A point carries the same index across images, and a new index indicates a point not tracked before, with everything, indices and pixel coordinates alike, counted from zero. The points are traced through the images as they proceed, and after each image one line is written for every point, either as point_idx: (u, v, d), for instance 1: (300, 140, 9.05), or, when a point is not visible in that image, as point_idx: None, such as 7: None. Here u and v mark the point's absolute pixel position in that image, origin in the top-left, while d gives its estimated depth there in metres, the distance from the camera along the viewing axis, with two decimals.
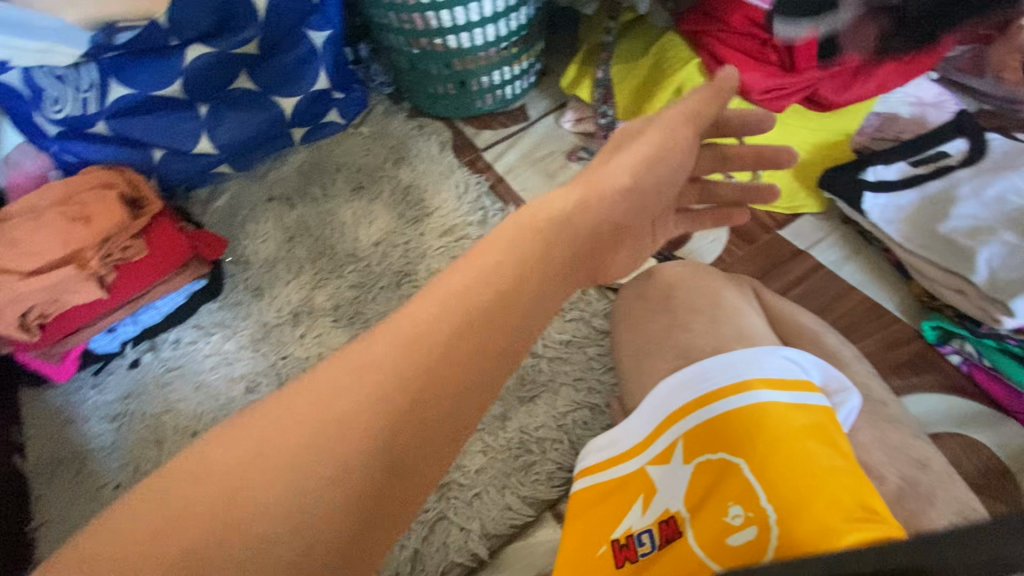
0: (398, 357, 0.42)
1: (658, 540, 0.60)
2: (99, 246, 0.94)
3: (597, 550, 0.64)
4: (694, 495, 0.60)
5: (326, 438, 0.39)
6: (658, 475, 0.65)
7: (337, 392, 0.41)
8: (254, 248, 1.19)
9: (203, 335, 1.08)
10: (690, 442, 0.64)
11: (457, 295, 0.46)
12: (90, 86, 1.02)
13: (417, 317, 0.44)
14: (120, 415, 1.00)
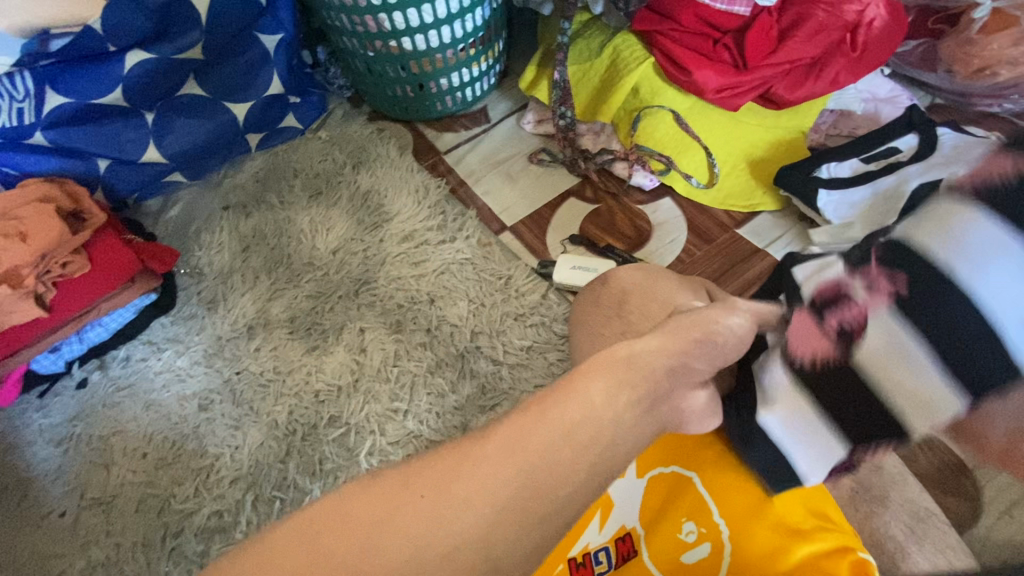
0: (516, 479, 0.39)
1: (614, 558, 0.62)
2: (36, 263, 0.89)
3: (553, 572, 0.62)
4: (648, 510, 0.63)
5: (435, 536, 0.37)
6: (612, 487, 0.64)
7: (459, 488, 0.38)
8: (208, 259, 1.15)
9: (154, 351, 1.04)
10: (645, 457, 0.62)
11: (588, 431, 0.41)
12: (25, 94, 0.97)
13: (558, 440, 0.40)
14: (67, 439, 0.96)
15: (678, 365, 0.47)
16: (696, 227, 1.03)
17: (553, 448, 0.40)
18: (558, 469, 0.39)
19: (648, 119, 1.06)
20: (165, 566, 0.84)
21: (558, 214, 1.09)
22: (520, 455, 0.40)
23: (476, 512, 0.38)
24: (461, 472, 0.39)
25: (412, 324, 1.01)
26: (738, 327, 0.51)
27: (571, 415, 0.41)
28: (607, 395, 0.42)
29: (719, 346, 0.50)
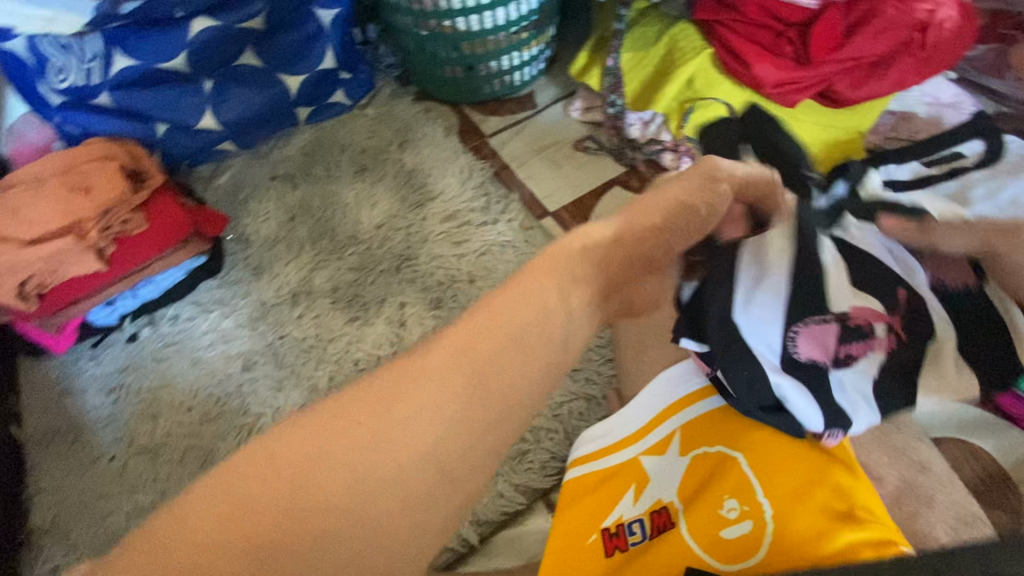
0: (461, 382, 0.42)
1: (648, 529, 0.60)
2: (99, 218, 0.93)
3: (586, 539, 0.63)
4: (689, 487, 0.61)
5: (386, 449, 0.40)
6: (651, 465, 0.66)
7: (400, 409, 0.41)
8: (255, 227, 1.18)
9: (202, 311, 1.08)
10: (687, 434, 0.65)
11: (524, 334, 0.44)
12: (93, 56, 1.01)
13: (497, 337, 0.44)
14: (118, 388, 1.00)
15: (637, 251, 0.49)
16: None
17: (491, 350, 0.43)
18: (496, 367, 0.43)
19: (701, 111, 1.04)
20: None
21: (600, 204, 1.11)
22: (461, 362, 0.43)
23: (422, 418, 0.41)
24: (392, 393, 0.42)
25: (451, 301, 1.02)
26: (720, 198, 0.53)
27: (502, 325, 0.44)
28: (559, 294, 0.46)
29: (689, 229, 0.51)
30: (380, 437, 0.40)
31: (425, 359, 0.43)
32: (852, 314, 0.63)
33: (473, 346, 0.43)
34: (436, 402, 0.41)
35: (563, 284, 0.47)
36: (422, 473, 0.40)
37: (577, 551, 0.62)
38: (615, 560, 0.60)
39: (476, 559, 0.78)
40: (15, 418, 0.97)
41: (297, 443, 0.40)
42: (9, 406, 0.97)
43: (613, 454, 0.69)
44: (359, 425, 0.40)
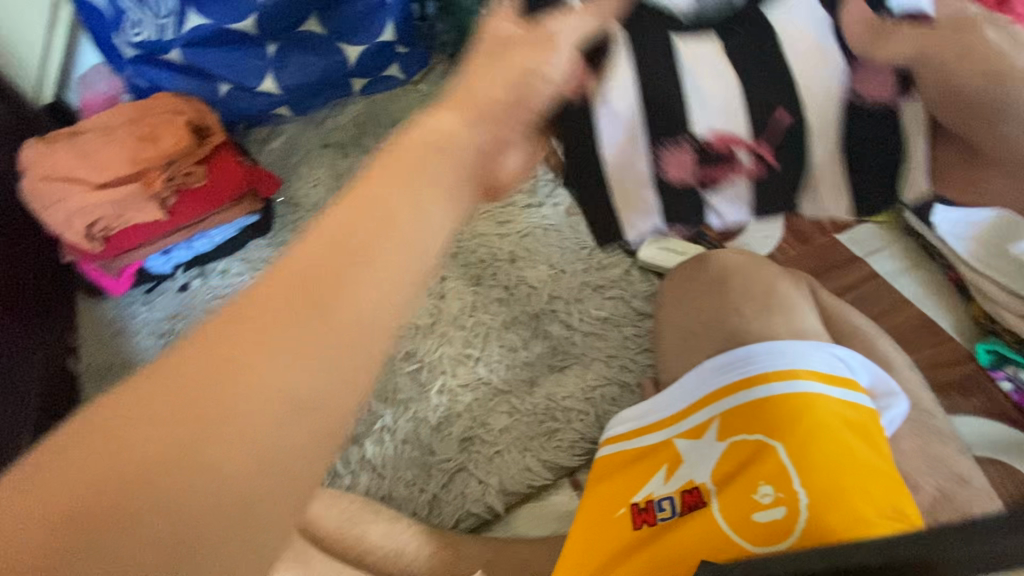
0: (283, 308, 0.31)
1: (678, 507, 0.62)
2: (163, 168, 0.97)
3: (614, 512, 0.65)
4: (723, 471, 0.62)
5: (213, 420, 0.28)
6: (685, 448, 0.67)
7: (225, 360, 0.29)
8: (306, 192, 1.22)
9: (251, 269, 1.11)
10: (724, 421, 0.66)
11: (383, 235, 0.33)
12: (168, 13, 1.03)
13: (333, 254, 0.32)
14: (169, 333, 1.05)
15: (487, 131, 0.39)
16: None
17: (339, 261, 0.32)
18: (346, 280, 0.31)
19: None
20: None
21: None
22: (303, 291, 0.31)
23: (275, 368, 0.30)
24: (203, 359, 0.30)
25: (490, 279, 0.99)
26: (560, 73, 0.45)
27: (350, 233, 0.32)
28: (410, 188, 0.34)
29: (536, 96, 0.43)
30: (215, 416, 0.28)
31: (247, 306, 0.31)
32: (712, 138, 0.61)
33: (317, 266, 0.31)
34: (285, 346, 0.30)
35: (407, 172, 0.35)
36: (271, 416, 0.29)
37: (606, 522, 0.64)
38: (643, 532, 0.62)
39: (499, 527, 0.81)
40: (71, 350, 1.03)
41: (87, 453, 0.28)
42: (66, 340, 1.03)
43: (647, 435, 0.72)
44: (171, 404, 0.29)
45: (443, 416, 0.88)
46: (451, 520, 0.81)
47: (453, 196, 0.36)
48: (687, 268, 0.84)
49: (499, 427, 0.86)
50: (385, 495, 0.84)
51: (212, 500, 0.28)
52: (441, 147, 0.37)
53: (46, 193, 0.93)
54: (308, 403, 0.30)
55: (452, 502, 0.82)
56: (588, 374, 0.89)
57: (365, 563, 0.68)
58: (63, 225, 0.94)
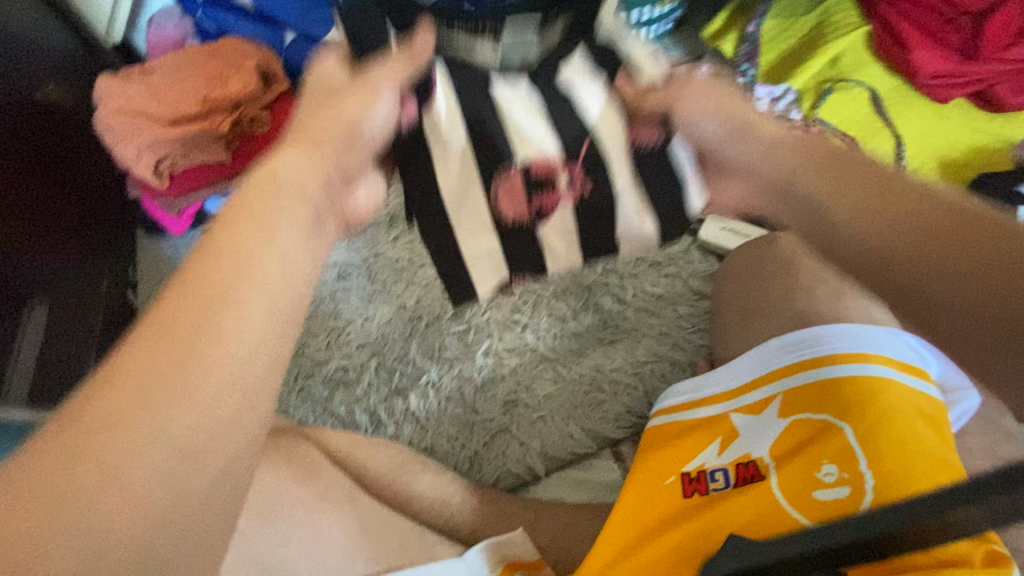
0: (183, 346, 0.34)
1: (731, 478, 0.63)
2: (232, 110, 0.98)
3: (664, 479, 0.66)
4: (783, 447, 0.62)
5: (118, 451, 0.31)
6: (741, 422, 0.67)
7: (130, 405, 0.32)
8: None
9: None
10: (788, 398, 0.65)
11: (262, 215, 0.40)
12: None
13: (214, 290, 0.36)
14: None
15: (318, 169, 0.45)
16: None
17: (229, 237, 0.38)
18: (243, 247, 0.38)
19: (840, 94, 1.03)
20: (293, 401, 0.90)
21: None
22: (210, 265, 0.36)
23: (221, 324, 0.35)
24: (140, 343, 0.33)
25: None
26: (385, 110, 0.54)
27: (241, 220, 0.39)
28: (285, 236, 0.40)
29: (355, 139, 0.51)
30: (171, 377, 0.33)
31: (170, 296, 0.35)
32: (534, 164, 0.74)
33: (214, 254, 0.37)
34: (215, 312, 0.35)
35: (264, 219, 0.40)
36: (188, 444, 0.33)
37: (656, 489, 0.65)
38: (694, 501, 0.63)
39: (538, 490, 0.80)
40: (129, 285, 1.04)
41: (37, 473, 0.30)
42: (125, 274, 1.04)
43: (700, 407, 0.70)
44: (116, 382, 0.32)
45: (488, 376, 0.87)
46: (492, 478, 0.81)
47: (311, 231, 0.42)
48: (754, 246, 0.82)
49: (544, 392, 0.85)
50: (428, 447, 0.84)
51: (189, 444, 0.33)
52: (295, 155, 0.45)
53: (121, 126, 0.95)
54: (259, 345, 0.36)
55: (493, 461, 0.82)
56: (639, 348, 0.88)
57: (413, 511, 0.69)
58: (133, 160, 0.95)
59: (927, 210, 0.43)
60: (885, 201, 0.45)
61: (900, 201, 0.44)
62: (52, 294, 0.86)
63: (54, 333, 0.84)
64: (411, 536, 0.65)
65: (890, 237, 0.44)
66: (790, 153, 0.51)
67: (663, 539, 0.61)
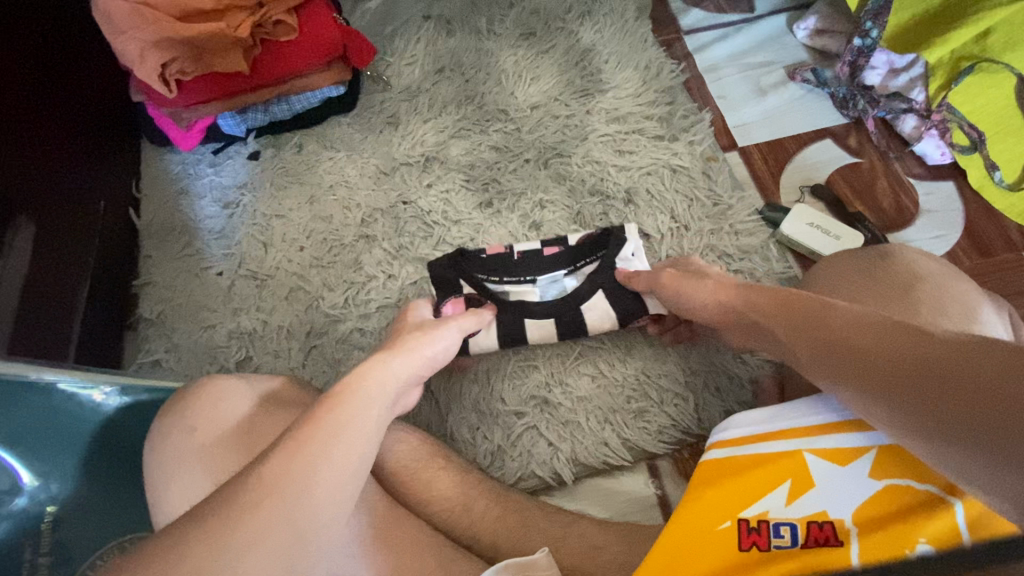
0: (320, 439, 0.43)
1: (801, 538, 0.51)
2: (253, 11, 0.83)
3: (716, 524, 0.54)
4: (871, 512, 0.51)
5: (266, 514, 0.38)
6: (820, 470, 0.55)
7: (292, 474, 0.40)
8: (397, 68, 1.02)
9: (327, 148, 0.96)
10: (884, 452, 0.53)
11: (379, 393, 0.50)
12: None
13: (333, 414, 0.45)
14: (234, 204, 0.93)
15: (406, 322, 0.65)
16: (974, 233, 0.86)
17: (350, 395, 0.48)
18: (357, 410, 0.47)
19: (980, 78, 0.85)
20: (303, 358, 0.82)
21: (805, 154, 0.93)
22: (335, 413, 0.46)
23: (324, 461, 0.42)
24: (272, 462, 0.41)
25: (598, 217, 0.89)
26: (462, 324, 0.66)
27: (369, 385, 0.50)
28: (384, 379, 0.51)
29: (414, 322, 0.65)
30: (287, 506, 0.39)
31: (302, 423, 0.44)
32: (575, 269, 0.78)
33: (350, 391, 0.48)
34: (315, 437, 0.43)
35: (381, 376, 0.52)
36: (311, 507, 0.40)
37: (705, 534, 0.54)
38: (752, 557, 0.51)
39: (562, 497, 0.72)
40: (132, 204, 0.92)
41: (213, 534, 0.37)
42: (127, 190, 0.92)
43: (770, 441, 0.58)
44: (248, 491, 0.39)
45: (522, 366, 0.78)
46: (514, 478, 0.73)
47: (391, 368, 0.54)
48: (861, 263, 0.70)
49: (578, 393, 0.76)
50: (446, 434, 0.75)
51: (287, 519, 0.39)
52: (428, 334, 0.60)
53: (120, 15, 0.78)
54: (343, 487, 0.43)
55: (517, 459, 0.73)
56: (693, 355, 0.78)
57: (426, 509, 0.64)
58: (135, 59, 0.80)
59: (881, 342, 0.46)
60: (842, 355, 0.48)
61: (851, 344, 0.47)
62: (40, 211, 0.75)
63: (44, 255, 0.74)
64: (424, 551, 0.56)
65: (861, 369, 0.46)
66: (733, 303, 0.61)
67: None
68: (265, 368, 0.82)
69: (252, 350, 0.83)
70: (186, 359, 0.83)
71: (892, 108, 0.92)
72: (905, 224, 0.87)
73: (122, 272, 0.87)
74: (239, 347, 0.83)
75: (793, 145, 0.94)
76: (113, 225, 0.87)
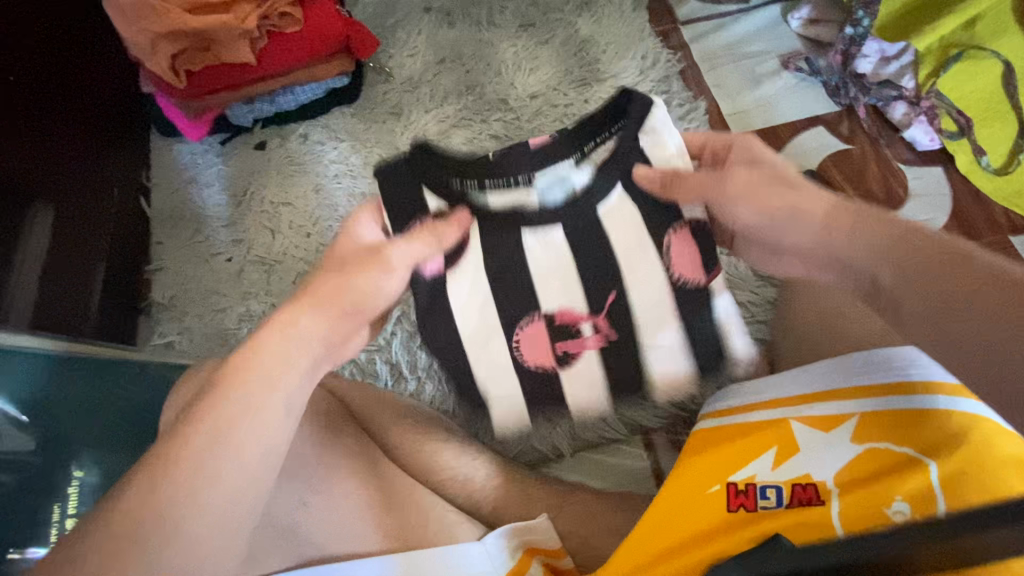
0: (227, 412, 0.43)
1: (785, 499, 0.54)
2: (259, 2, 0.85)
3: (706, 488, 0.57)
4: (852, 474, 0.53)
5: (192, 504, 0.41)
6: (806, 435, 0.57)
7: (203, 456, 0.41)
8: (399, 59, 1.04)
9: (331, 138, 0.99)
10: (867, 419, 0.56)
11: (301, 339, 0.48)
12: None
13: (245, 381, 0.45)
14: (241, 192, 0.96)
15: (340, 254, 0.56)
16: (961, 217, 0.88)
17: (259, 349, 0.46)
18: (270, 363, 0.46)
19: (968, 64, 0.89)
20: None
21: (797, 141, 0.96)
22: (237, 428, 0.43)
23: (232, 436, 0.43)
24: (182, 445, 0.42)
25: None
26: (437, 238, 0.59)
27: (283, 332, 0.48)
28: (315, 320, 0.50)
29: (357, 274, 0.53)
30: (197, 486, 0.41)
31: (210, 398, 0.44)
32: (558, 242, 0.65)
33: (257, 351, 0.46)
34: (206, 458, 0.41)
35: (313, 317, 0.50)
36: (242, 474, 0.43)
37: (696, 498, 0.56)
38: (739, 518, 0.55)
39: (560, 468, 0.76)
40: (143, 192, 0.95)
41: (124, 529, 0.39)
42: (138, 178, 0.95)
43: (761, 410, 0.61)
44: (148, 494, 0.40)
45: None
46: (514, 451, 0.76)
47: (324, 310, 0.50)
48: None
49: None
50: (450, 411, 0.78)
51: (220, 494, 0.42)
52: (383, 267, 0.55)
53: (128, 7, 0.81)
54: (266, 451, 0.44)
55: (517, 434, 0.76)
56: None
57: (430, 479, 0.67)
58: (146, 51, 0.83)
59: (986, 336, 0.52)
60: (939, 281, 0.44)
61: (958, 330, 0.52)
62: (57, 199, 0.78)
63: (60, 240, 0.77)
64: (427, 515, 0.59)
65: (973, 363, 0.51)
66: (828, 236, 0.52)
67: (697, 552, 0.53)
68: None
69: (262, 331, 0.86)
70: (199, 340, 0.86)
71: (883, 95, 0.94)
72: (895, 208, 0.90)
73: (134, 257, 0.90)
74: (249, 329, 0.86)
75: (786, 132, 0.96)
76: (125, 212, 0.89)
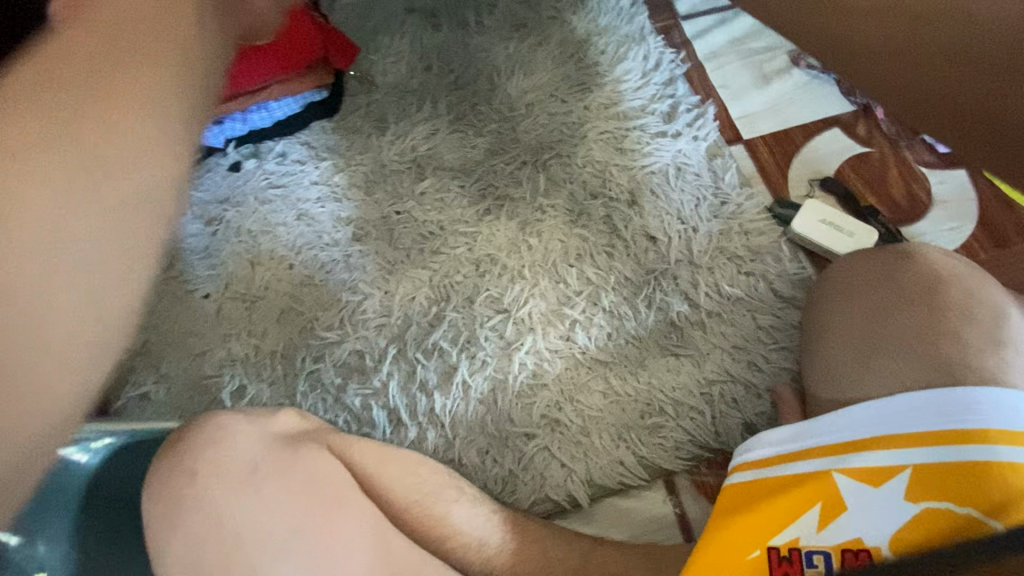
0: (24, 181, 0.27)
1: (835, 567, 0.50)
2: None
3: (746, 553, 0.53)
4: (910, 538, 0.48)
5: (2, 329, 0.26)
6: (854, 492, 0.53)
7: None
8: (382, 66, 0.96)
9: (312, 157, 0.91)
10: (920, 474, 0.51)
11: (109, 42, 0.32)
12: None
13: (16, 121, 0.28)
14: (217, 220, 0.88)
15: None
16: (989, 224, 0.83)
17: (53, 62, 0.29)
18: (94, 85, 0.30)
19: None
20: (301, 385, 0.78)
21: (812, 145, 0.90)
22: None
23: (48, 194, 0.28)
24: None
25: (601, 219, 0.85)
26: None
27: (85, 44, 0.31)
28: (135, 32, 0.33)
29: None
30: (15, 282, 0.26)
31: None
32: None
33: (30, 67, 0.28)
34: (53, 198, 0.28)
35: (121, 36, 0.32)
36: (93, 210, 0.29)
37: (736, 564, 0.52)
38: None
39: (576, 519, 0.71)
40: None
41: None
42: None
43: (801, 461, 0.57)
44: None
45: (528, 383, 0.76)
46: (528, 502, 0.71)
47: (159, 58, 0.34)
48: (876, 263, 0.67)
49: (590, 410, 0.74)
50: (456, 459, 0.73)
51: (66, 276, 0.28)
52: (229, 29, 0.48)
53: None
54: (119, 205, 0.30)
55: (530, 483, 0.71)
56: (706, 365, 0.76)
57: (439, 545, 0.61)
58: None
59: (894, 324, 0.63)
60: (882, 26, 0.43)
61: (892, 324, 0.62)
62: None
63: None
64: None
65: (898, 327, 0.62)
66: None
67: None
68: (262, 398, 0.78)
69: (247, 377, 0.79)
70: (179, 390, 0.79)
71: None
72: (921, 217, 0.84)
73: None
74: (231, 375, 0.79)
75: (800, 136, 0.90)
76: None
